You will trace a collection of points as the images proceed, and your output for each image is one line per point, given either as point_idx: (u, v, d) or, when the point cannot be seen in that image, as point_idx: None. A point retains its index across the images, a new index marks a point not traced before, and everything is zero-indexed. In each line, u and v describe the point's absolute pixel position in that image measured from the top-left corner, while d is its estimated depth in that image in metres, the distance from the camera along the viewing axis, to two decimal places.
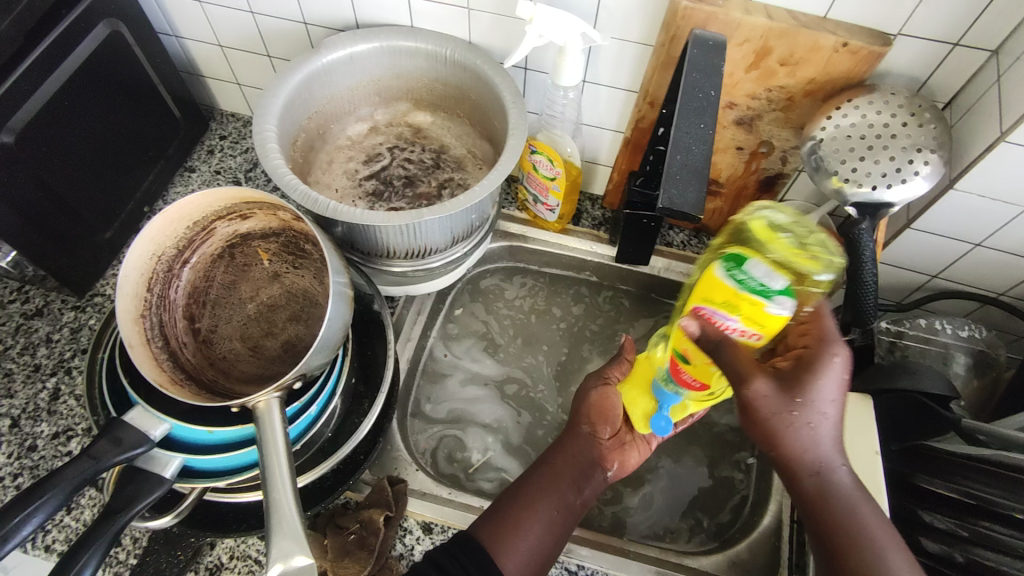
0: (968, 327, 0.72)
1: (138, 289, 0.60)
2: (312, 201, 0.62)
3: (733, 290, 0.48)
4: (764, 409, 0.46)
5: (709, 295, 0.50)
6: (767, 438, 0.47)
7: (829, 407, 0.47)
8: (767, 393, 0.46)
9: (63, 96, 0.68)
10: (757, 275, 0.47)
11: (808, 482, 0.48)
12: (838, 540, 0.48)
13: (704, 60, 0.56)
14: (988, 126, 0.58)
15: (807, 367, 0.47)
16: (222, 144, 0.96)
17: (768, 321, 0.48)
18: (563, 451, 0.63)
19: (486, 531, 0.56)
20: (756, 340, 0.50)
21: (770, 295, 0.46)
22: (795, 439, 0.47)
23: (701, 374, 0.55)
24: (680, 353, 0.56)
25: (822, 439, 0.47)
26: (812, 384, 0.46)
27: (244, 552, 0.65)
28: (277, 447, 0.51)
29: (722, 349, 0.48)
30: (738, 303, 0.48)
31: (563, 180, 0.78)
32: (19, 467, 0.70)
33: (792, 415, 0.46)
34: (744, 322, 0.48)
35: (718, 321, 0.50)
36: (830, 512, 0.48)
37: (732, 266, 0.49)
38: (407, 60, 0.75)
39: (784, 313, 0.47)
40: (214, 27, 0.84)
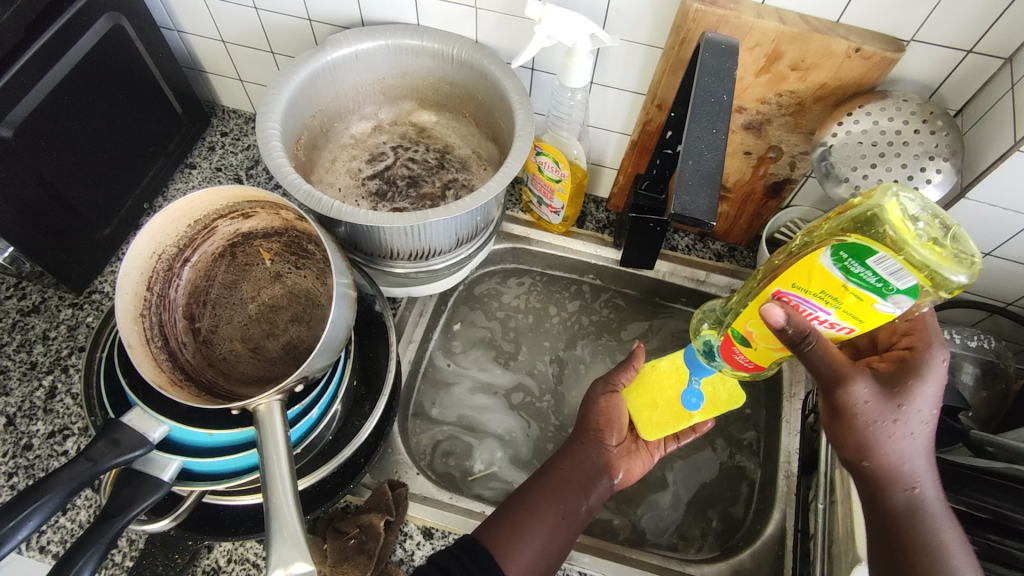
0: (976, 337, 0.71)
1: (138, 288, 0.59)
2: (315, 201, 0.61)
3: (841, 283, 0.43)
4: (864, 415, 0.49)
5: (802, 281, 0.45)
6: (862, 443, 0.49)
7: (927, 416, 0.49)
8: (868, 398, 0.48)
9: (64, 90, 0.67)
10: (880, 271, 0.41)
11: (899, 490, 0.50)
12: (913, 551, 0.49)
13: (716, 64, 0.55)
14: (1002, 134, 0.57)
15: (909, 374, 0.49)
16: (223, 140, 0.95)
17: (872, 318, 0.44)
18: (572, 456, 0.63)
19: (489, 535, 0.56)
20: (848, 332, 0.47)
21: (887, 294, 0.41)
22: (892, 444, 0.49)
23: (758, 357, 0.53)
24: (740, 335, 0.52)
25: (918, 446, 0.50)
26: (915, 391, 0.49)
27: (242, 555, 0.64)
28: (278, 451, 0.50)
29: (813, 351, 0.46)
30: (841, 295, 0.44)
31: (569, 182, 0.77)
32: (14, 467, 0.69)
33: (894, 421, 0.49)
34: (841, 314, 0.45)
35: (807, 309, 0.47)
36: (914, 521, 0.50)
37: (847, 257, 0.42)
38: (413, 59, 0.74)
39: (895, 311, 0.42)
40: (217, 22, 0.83)
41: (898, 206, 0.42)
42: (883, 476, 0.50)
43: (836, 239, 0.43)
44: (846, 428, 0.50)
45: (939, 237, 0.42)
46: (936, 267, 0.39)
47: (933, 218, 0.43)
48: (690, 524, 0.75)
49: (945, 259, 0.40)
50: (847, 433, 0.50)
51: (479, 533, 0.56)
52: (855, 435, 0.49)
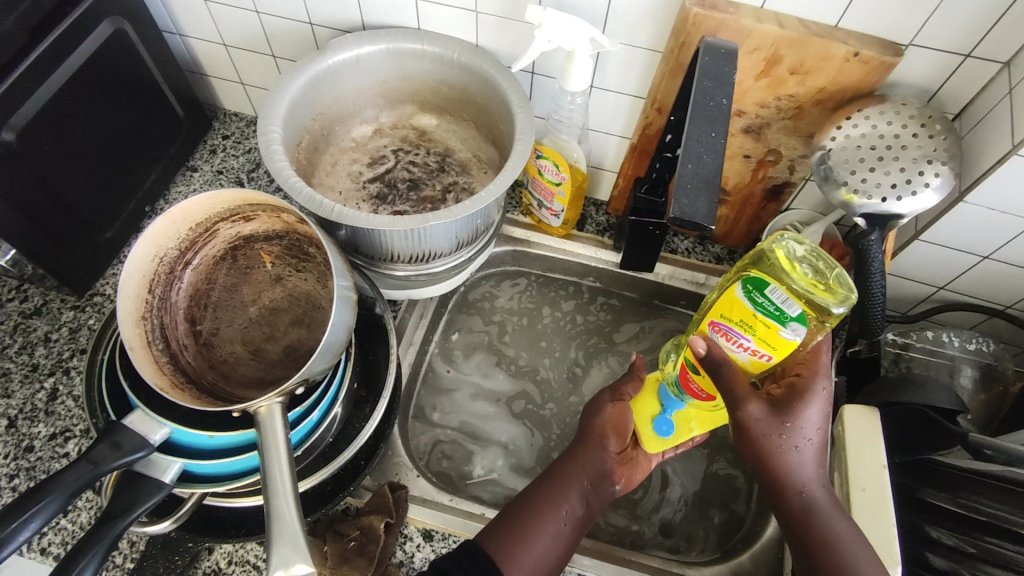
0: (975, 340, 0.71)
1: (140, 290, 0.59)
2: (317, 204, 0.62)
3: (751, 311, 0.52)
4: (754, 430, 0.52)
5: (725, 312, 0.54)
6: (757, 455, 0.52)
7: (815, 429, 0.52)
8: (759, 416, 0.51)
9: (66, 93, 0.67)
10: (775, 300, 0.50)
11: (790, 496, 0.52)
12: (810, 553, 0.51)
13: (715, 68, 0.56)
14: (999, 138, 0.58)
15: (795, 393, 0.52)
16: (225, 143, 0.95)
17: (781, 344, 0.52)
18: (574, 460, 0.62)
19: (491, 539, 0.56)
20: (767, 360, 0.54)
21: (784, 321, 0.50)
22: (782, 459, 0.52)
23: (708, 386, 0.59)
24: (691, 363, 0.59)
25: (807, 462, 0.52)
26: (801, 411, 0.52)
27: (243, 557, 0.64)
28: (278, 453, 0.50)
29: (726, 370, 0.52)
30: (754, 323, 0.52)
31: (569, 185, 0.77)
32: (15, 469, 0.69)
33: (780, 437, 0.52)
34: (758, 341, 0.53)
35: (733, 337, 0.54)
36: (813, 529, 0.51)
37: (751, 288, 0.52)
38: (413, 63, 0.74)
39: (797, 338, 0.50)
40: (218, 26, 0.83)
41: (785, 248, 0.53)
42: (776, 487, 0.53)
43: (744, 275, 0.53)
44: (743, 442, 0.53)
45: (823, 274, 0.51)
46: (811, 296, 0.49)
47: (817, 259, 0.52)
48: (690, 526, 0.75)
49: (826, 290, 0.49)
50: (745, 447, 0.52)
51: (480, 537, 0.56)
52: (751, 450, 0.52)
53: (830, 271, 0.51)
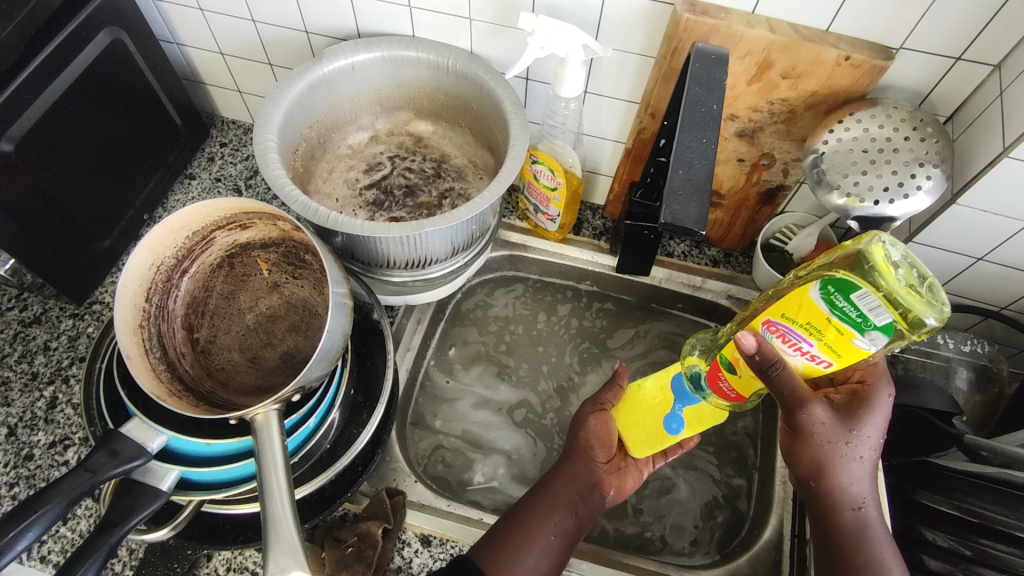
0: (970, 341, 0.71)
1: (138, 299, 0.60)
2: (312, 212, 0.62)
3: (825, 314, 0.47)
4: (818, 434, 0.52)
5: (791, 312, 0.50)
6: (817, 461, 0.52)
7: (876, 442, 0.53)
8: (825, 422, 0.51)
9: (64, 104, 0.67)
10: (861, 306, 0.45)
11: (846, 509, 0.53)
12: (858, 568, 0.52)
13: (706, 73, 0.56)
14: (990, 141, 0.58)
15: (860, 405, 0.53)
16: (223, 151, 0.96)
17: (849, 352, 0.48)
18: (563, 474, 0.63)
19: (485, 556, 0.57)
20: (824, 367, 0.50)
21: (864, 329, 0.45)
22: (844, 469, 0.52)
23: (741, 386, 0.56)
24: (728, 363, 0.56)
25: (864, 474, 0.53)
26: (865, 420, 0.52)
27: (241, 564, 0.64)
28: (275, 459, 0.51)
29: (777, 373, 0.48)
30: (823, 327, 0.48)
31: (564, 190, 0.78)
32: (15, 477, 0.69)
33: (844, 446, 0.52)
34: (822, 347, 0.49)
35: (793, 339, 0.50)
36: (862, 545, 0.53)
37: (833, 290, 0.47)
38: (408, 70, 0.75)
39: (871, 348, 0.46)
40: (215, 35, 0.84)
41: (883, 250, 0.47)
42: (836, 498, 0.53)
43: (824, 274, 0.48)
44: (802, 447, 0.52)
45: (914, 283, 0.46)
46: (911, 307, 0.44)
47: (911, 269, 0.47)
48: (688, 529, 0.75)
49: (922, 300, 0.44)
50: (805, 451, 0.52)
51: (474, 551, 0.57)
52: (811, 456, 0.52)
53: (922, 282, 0.46)
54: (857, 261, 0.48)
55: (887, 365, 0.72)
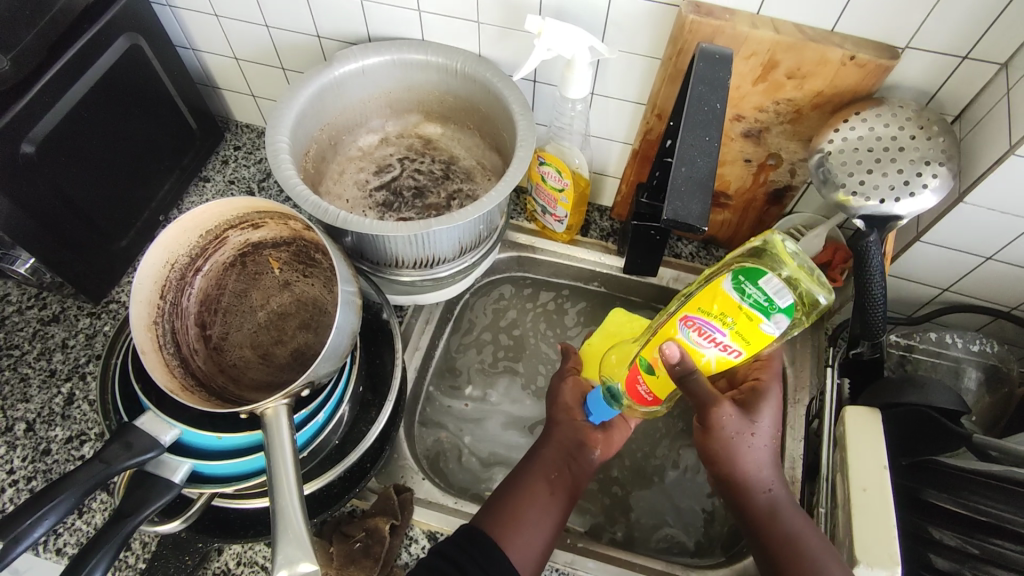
0: (979, 341, 0.71)
1: (152, 296, 0.61)
2: (322, 211, 0.63)
3: (736, 302, 0.48)
4: (727, 429, 0.54)
5: (706, 302, 0.50)
6: (727, 454, 0.55)
7: (773, 432, 0.56)
8: (733, 417, 0.54)
9: (82, 107, 0.69)
10: (767, 290, 0.46)
11: (759, 493, 0.56)
12: (779, 550, 0.54)
13: (711, 73, 0.56)
14: (997, 139, 0.58)
15: (757, 396, 0.57)
16: (236, 154, 0.98)
17: (756, 338, 0.48)
18: (551, 442, 0.62)
19: (487, 522, 0.56)
20: (736, 357, 0.51)
21: (772, 312, 0.46)
22: (749, 458, 0.55)
23: (658, 388, 0.56)
24: (647, 363, 0.55)
25: (765, 459, 0.56)
26: (764, 411, 0.56)
27: (251, 558, 0.65)
28: (284, 452, 0.51)
29: (693, 380, 0.50)
30: (734, 314, 0.48)
31: (571, 191, 0.78)
32: (33, 471, 0.71)
33: (750, 436, 0.55)
34: (732, 335, 0.49)
35: (706, 331, 0.50)
36: (778, 525, 0.55)
37: (743, 278, 0.48)
38: (418, 73, 0.76)
39: (776, 332, 0.47)
40: (230, 40, 0.85)
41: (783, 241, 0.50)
42: (745, 485, 0.56)
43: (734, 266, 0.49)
44: (713, 442, 0.55)
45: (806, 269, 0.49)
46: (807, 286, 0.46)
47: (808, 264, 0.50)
48: (692, 526, 0.76)
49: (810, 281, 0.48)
50: (716, 447, 0.55)
51: (482, 522, 0.56)
52: (728, 455, 0.55)
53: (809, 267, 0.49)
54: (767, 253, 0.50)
55: (897, 365, 0.72)
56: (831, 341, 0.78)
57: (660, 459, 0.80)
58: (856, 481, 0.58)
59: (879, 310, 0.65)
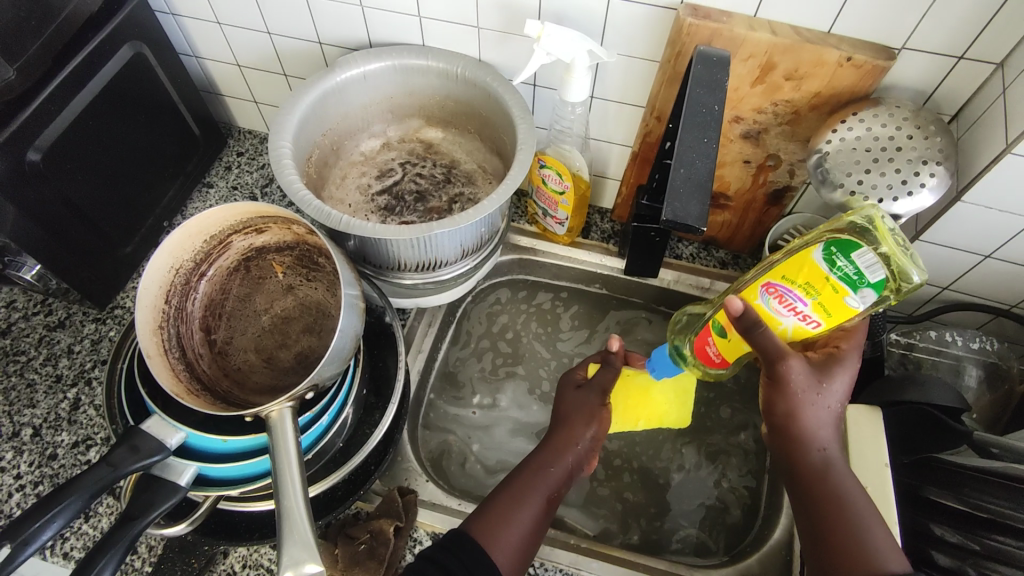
0: (979, 339, 0.72)
1: (157, 301, 0.62)
2: (325, 215, 0.63)
3: (824, 275, 0.50)
4: (793, 385, 0.52)
5: (791, 272, 0.52)
6: (789, 410, 0.53)
7: (841, 397, 0.54)
8: (803, 373, 0.52)
9: (87, 115, 0.70)
10: (859, 264, 0.49)
11: (815, 451, 0.53)
12: (826, 514, 0.52)
13: (709, 75, 0.57)
14: (993, 137, 0.58)
15: (833, 359, 0.54)
16: (239, 160, 0.98)
17: (839, 310, 0.51)
18: (548, 446, 0.62)
19: (475, 527, 0.55)
20: (813, 329, 0.53)
21: (859, 286, 0.49)
22: (812, 417, 0.53)
23: (727, 350, 0.59)
24: (720, 326, 0.58)
25: (828, 421, 0.54)
26: (837, 375, 0.53)
27: (257, 561, 0.66)
28: (288, 454, 0.52)
29: (762, 333, 0.50)
30: (820, 286, 0.51)
31: (572, 194, 0.79)
32: (39, 476, 0.72)
33: (816, 394, 0.53)
34: (815, 306, 0.51)
35: (787, 299, 0.53)
36: (829, 486, 0.53)
37: (836, 251, 0.50)
38: (418, 78, 0.77)
39: (860, 306, 0.50)
40: (232, 47, 0.86)
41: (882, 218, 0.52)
42: (801, 440, 0.53)
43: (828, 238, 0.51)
44: (775, 393, 0.53)
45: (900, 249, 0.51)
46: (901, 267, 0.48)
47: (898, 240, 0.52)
48: (696, 529, 0.76)
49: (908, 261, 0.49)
50: (778, 398, 0.53)
51: (468, 525, 0.55)
52: (785, 407, 0.53)
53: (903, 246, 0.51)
54: (853, 229, 0.52)
55: (899, 363, 0.73)
56: None
57: (665, 460, 0.81)
58: None
59: None
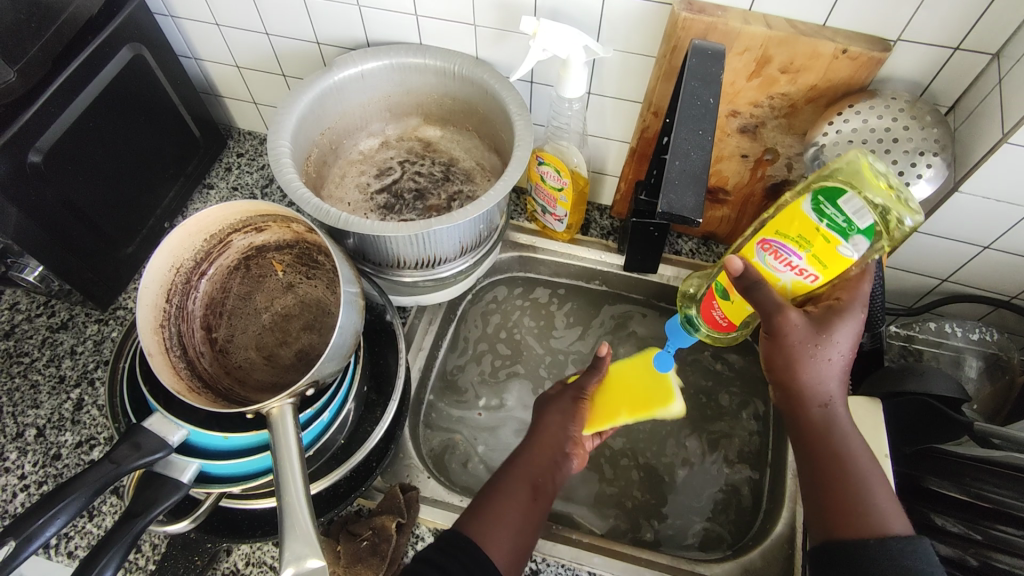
0: (979, 330, 0.72)
1: (158, 299, 0.62)
2: (323, 213, 0.64)
3: (814, 225, 0.52)
4: (790, 337, 0.53)
5: (784, 227, 0.55)
6: (788, 363, 0.53)
7: (847, 347, 0.53)
8: (798, 323, 0.52)
9: (87, 117, 0.70)
10: (847, 211, 0.50)
11: (813, 407, 0.54)
12: (832, 471, 0.52)
13: (704, 69, 0.57)
14: (991, 127, 0.58)
15: (833, 311, 0.54)
16: (239, 161, 0.99)
17: (834, 261, 0.53)
18: (540, 442, 0.61)
19: (475, 523, 0.54)
20: (813, 281, 0.55)
21: (848, 234, 0.50)
22: (813, 370, 0.53)
23: (732, 313, 0.63)
24: (723, 289, 0.62)
25: (833, 376, 0.54)
26: (839, 325, 0.53)
27: (259, 558, 0.66)
28: (290, 450, 0.52)
29: (759, 290, 0.52)
30: (812, 237, 0.53)
31: (570, 190, 0.79)
32: (44, 475, 0.72)
33: (815, 347, 0.53)
34: (809, 259, 0.54)
35: (783, 254, 0.55)
36: (830, 441, 0.53)
37: (823, 200, 0.52)
38: (416, 76, 0.77)
39: (855, 254, 0.51)
40: (231, 48, 0.87)
41: (869, 165, 0.53)
42: (800, 396, 0.54)
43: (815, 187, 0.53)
44: (775, 347, 0.54)
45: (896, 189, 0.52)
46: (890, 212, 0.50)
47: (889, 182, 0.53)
48: (697, 523, 0.76)
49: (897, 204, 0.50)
50: (778, 352, 0.54)
51: (461, 524, 0.54)
52: (783, 360, 0.54)
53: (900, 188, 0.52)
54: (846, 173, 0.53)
55: (899, 356, 0.73)
56: None
57: (667, 456, 0.81)
58: None
59: (878, 299, 0.65)
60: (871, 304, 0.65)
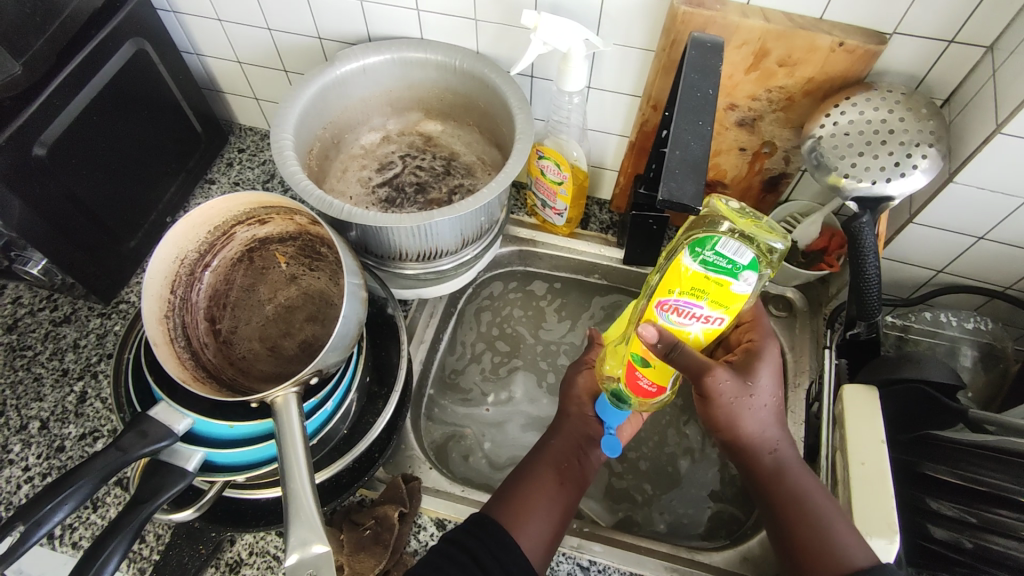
0: (973, 319, 0.73)
1: (162, 290, 0.62)
2: (326, 205, 0.64)
3: (704, 275, 0.48)
4: (724, 396, 0.52)
5: (675, 284, 0.50)
6: (727, 419, 0.54)
7: (773, 390, 0.55)
8: (727, 380, 0.52)
9: (91, 111, 0.71)
10: (728, 252, 0.47)
11: (765, 454, 0.55)
12: (789, 514, 0.53)
13: (703, 61, 0.58)
14: (985, 119, 0.59)
15: (750, 355, 0.55)
16: (241, 156, 1.00)
17: (731, 299, 0.49)
18: (561, 432, 0.63)
19: (498, 509, 0.55)
20: (718, 326, 0.51)
21: (738, 272, 0.47)
22: (751, 419, 0.54)
23: (658, 376, 0.55)
24: (639, 355, 0.54)
25: (768, 421, 0.55)
26: (760, 369, 0.54)
27: (263, 548, 0.66)
28: (294, 437, 0.53)
29: (680, 353, 0.50)
30: (706, 287, 0.49)
31: (570, 184, 0.80)
32: (47, 467, 0.73)
33: (749, 397, 0.53)
34: (711, 306, 0.49)
35: (684, 310, 0.50)
36: (786, 483, 0.54)
37: (696, 247, 0.48)
38: (417, 71, 0.78)
39: (748, 289, 0.48)
40: (233, 44, 0.87)
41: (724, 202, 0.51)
42: (751, 445, 0.55)
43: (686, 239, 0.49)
44: (711, 407, 0.54)
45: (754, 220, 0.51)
46: (761, 241, 0.47)
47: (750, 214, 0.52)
48: (696, 512, 0.77)
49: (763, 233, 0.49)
50: (715, 412, 0.54)
51: (492, 511, 0.55)
52: (723, 416, 0.54)
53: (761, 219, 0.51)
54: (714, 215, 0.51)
55: (895, 346, 0.74)
56: (830, 325, 0.79)
57: (665, 446, 0.81)
58: (854, 456, 0.59)
59: (874, 291, 0.66)
60: (867, 295, 0.66)
